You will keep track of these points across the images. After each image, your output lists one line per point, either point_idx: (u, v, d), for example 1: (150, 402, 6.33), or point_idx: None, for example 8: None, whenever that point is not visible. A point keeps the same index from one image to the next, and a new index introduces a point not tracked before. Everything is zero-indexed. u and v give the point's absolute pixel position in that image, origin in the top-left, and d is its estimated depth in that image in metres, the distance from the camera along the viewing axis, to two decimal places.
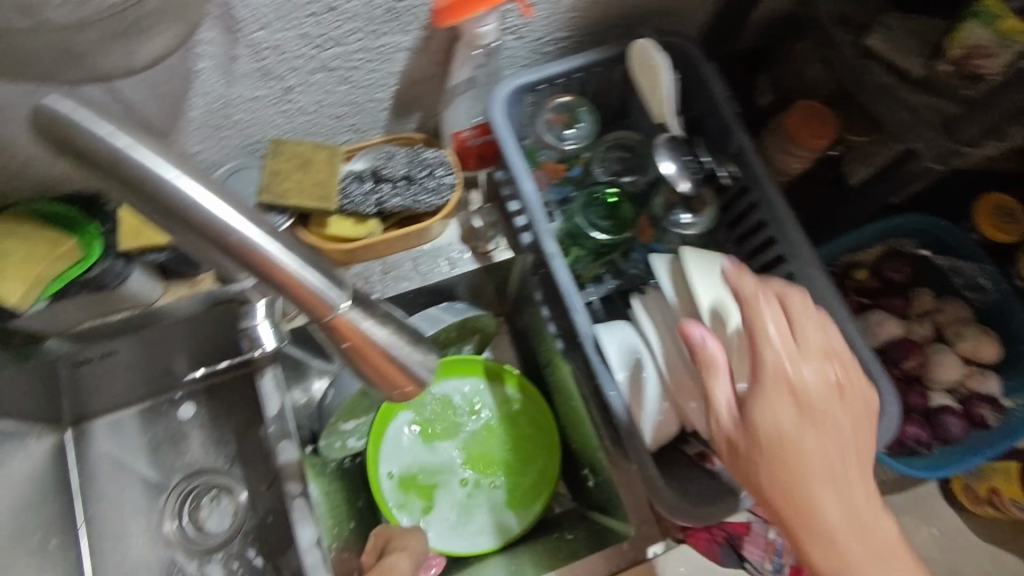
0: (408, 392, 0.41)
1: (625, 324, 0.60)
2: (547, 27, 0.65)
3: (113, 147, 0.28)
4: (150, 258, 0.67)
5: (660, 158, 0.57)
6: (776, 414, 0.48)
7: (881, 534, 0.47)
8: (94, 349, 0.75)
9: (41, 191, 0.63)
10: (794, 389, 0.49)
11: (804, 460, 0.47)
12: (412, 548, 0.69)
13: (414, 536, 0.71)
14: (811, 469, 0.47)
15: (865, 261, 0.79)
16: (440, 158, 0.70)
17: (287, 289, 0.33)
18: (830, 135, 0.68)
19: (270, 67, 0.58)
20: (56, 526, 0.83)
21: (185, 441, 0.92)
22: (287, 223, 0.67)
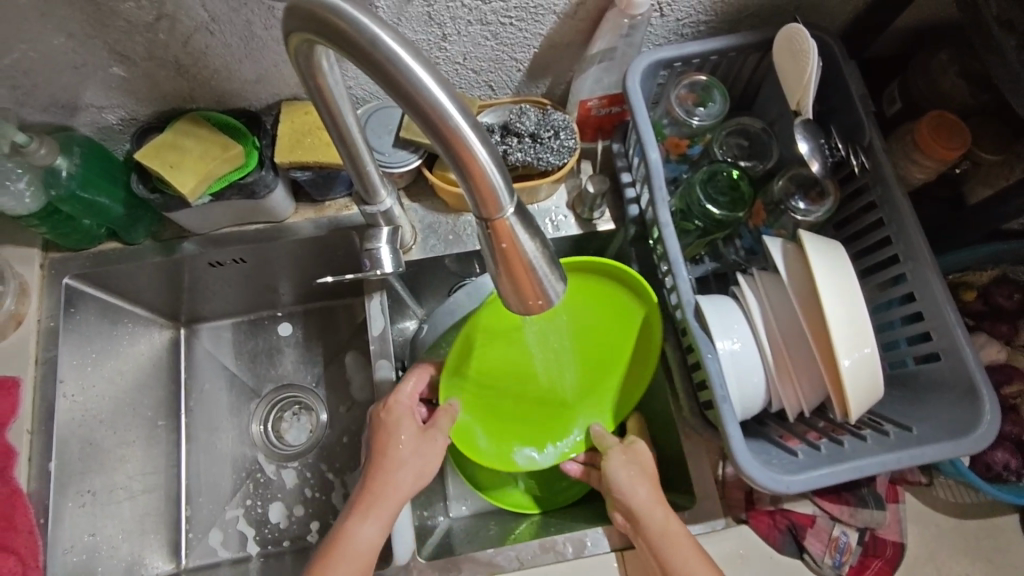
0: (534, 308, 0.43)
1: (731, 302, 0.62)
2: (690, 9, 0.67)
3: (365, 32, 0.34)
4: (294, 175, 0.72)
5: (800, 138, 0.62)
6: (645, 447, 0.69)
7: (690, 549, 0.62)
8: (224, 254, 0.82)
9: (214, 102, 0.71)
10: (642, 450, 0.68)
11: (641, 504, 0.64)
12: (381, 509, 0.62)
13: (391, 476, 0.64)
14: (651, 511, 0.63)
15: (976, 281, 0.77)
16: (566, 122, 0.74)
17: (473, 177, 0.36)
18: (961, 147, 0.67)
19: (435, 13, 0.63)
20: (163, 409, 0.90)
21: (280, 355, 0.97)
22: (417, 160, 0.74)
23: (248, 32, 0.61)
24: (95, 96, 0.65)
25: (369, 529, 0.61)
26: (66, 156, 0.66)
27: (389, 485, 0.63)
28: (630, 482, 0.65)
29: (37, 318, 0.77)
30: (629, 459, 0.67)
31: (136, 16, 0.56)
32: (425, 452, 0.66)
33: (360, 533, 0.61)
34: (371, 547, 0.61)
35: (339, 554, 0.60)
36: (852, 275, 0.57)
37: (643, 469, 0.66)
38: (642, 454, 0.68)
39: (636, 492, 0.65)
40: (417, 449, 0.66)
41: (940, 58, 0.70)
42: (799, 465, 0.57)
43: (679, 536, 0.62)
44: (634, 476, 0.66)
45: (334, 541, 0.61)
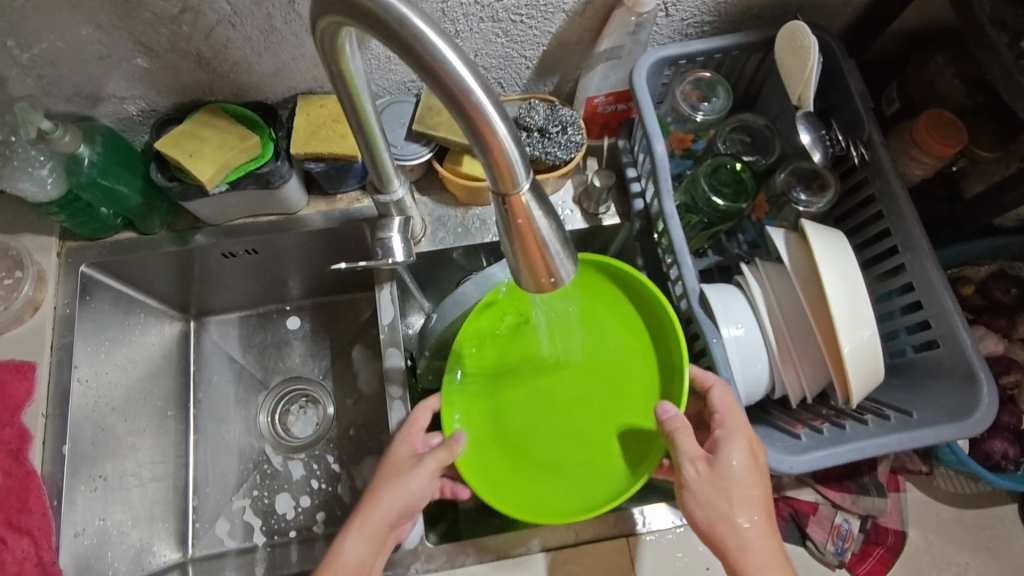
0: (544, 285, 0.44)
1: (735, 291, 0.63)
2: (695, 9, 0.69)
3: (392, 12, 0.36)
4: (308, 167, 0.74)
5: (802, 129, 0.66)
6: (740, 462, 0.55)
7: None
8: (237, 245, 0.84)
9: (232, 94, 0.73)
10: (735, 464, 0.55)
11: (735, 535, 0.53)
12: (369, 531, 0.60)
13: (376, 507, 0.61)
14: (744, 543, 0.53)
15: (973, 276, 0.79)
16: (574, 118, 0.76)
17: (491, 151, 0.38)
18: (958, 144, 0.69)
19: (449, 10, 0.65)
20: (173, 399, 0.91)
21: (288, 349, 0.97)
22: (428, 153, 0.75)
23: (269, 26, 0.63)
24: (117, 87, 0.67)
25: (355, 547, 0.59)
26: (88, 145, 0.68)
27: (374, 510, 0.61)
28: (721, 509, 0.54)
29: (54, 305, 0.78)
30: (716, 478, 0.55)
31: (162, 8, 0.58)
32: (411, 479, 0.62)
33: (346, 550, 0.59)
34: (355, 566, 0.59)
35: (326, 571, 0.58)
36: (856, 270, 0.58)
37: (739, 492, 0.54)
38: (733, 468, 0.55)
39: (728, 519, 0.54)
40: (405, 472, 0.63)
41: (937, 60, 0.73)
42: (802, 448, 0.59)
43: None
44: (723, 504, 0.54)
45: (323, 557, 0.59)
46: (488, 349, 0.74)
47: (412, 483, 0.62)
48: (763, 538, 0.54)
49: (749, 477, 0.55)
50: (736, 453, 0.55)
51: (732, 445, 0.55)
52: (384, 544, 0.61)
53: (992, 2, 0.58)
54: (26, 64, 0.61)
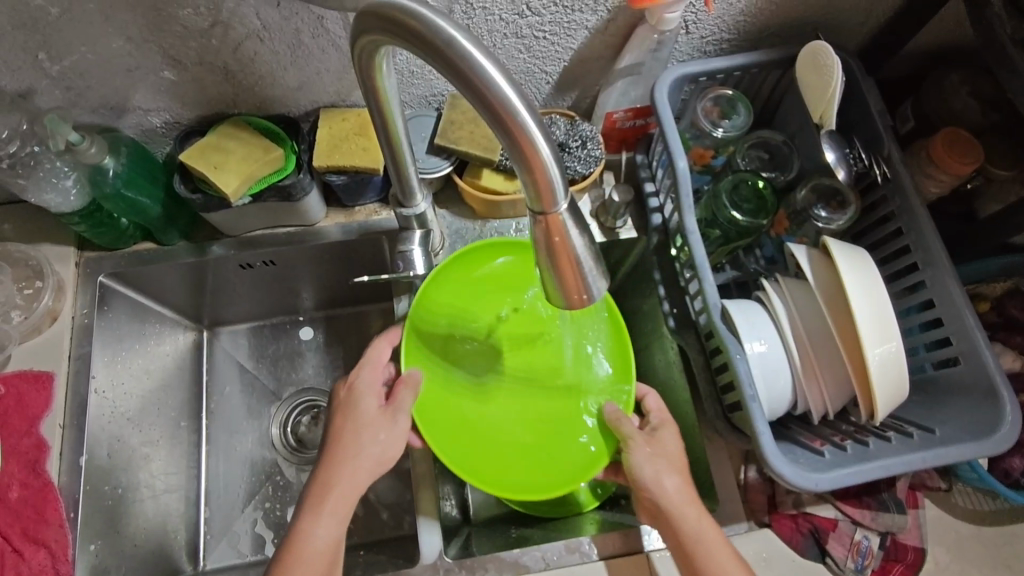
0: (576, 303, 0.44)
1: (758, 306, 0.64)
2: (715, 27, 0.70)
3: (439, 34, 0.36)
4: (329, 179, 0.75)
5: (825, 147, 0.66)
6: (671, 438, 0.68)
7: (722, 540, 0.62)
8: (255, 256, 0.83)
9: (255, 107, 0.73)
10: (670, 439, 0.67)
11: (674, 501, 0.63)
12: (333, 507, 0.63)
13: (336, 475, 0.64)
14: (682, 506, 0.63)
15: (988, 293, 0.80)
16: (594, 133, 0.77)
17: (530, 169, 0.38)
18: (975, 162, 0.70)
19: (475, 26, 0.66)
20: (187, 410, 0.90)
21: (301, 360, 0.96)
22: (449, 167, 0.76)
23: (297, 40, 0.63)
24: (143, 99, 0.68)
25: (322, 530, 0.61)
26: (113, 156, 0.68)
27: (341, 477, 0.63)
28: (659, 476, 0.64)
29: (72, 314, 0.78)
30: (654, 449, 0.66)
31: (193, 22, 0.59)
32: (377, 430, 0.66)
33: (315, 531, 0.61)
34: (327, 542, 0.61)
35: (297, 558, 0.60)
36: (869, 271, 0.59)
37: (671, 459, 0.66)
38: (667, 448, 0.67)
39: (669, 485, 0.64)
40: (371, 431, 0.66)
41: (953, 79, 0.74)
42: (826, 464, 0.59)
43: (707, 526, 0.62)
44: (663, 467, 0.65)
45: (289, 545, 0.61)
46: (509, 343, 0.81)
47: (380, 435, 0.66)
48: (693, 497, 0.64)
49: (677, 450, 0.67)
50: (668, 431, 0.68)
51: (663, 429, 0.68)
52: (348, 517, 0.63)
53: (1012, 24, 0.59)
54: (55, 76, 0.62)
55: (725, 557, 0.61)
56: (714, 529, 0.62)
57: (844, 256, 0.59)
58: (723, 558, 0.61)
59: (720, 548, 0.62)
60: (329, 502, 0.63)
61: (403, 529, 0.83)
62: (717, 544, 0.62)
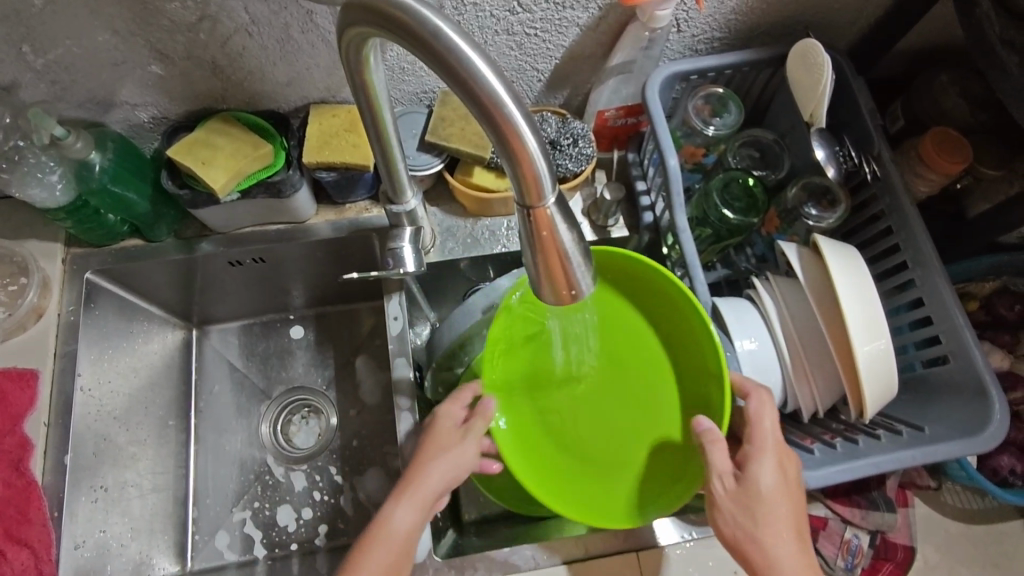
0: (565, 298, 0.44)
1: (748, 304, 0.64)
2: (706, 26, 0.70)
3: (424, 26, 0.36)
4: (319, 176, 0.74)
5: (815, 145, 0.66)
6: (773, 479, 0.54)
7: None
8: (243, 253, 0.83)
9: (244, 103, 0.73)
10: (771, 483, 0.54)
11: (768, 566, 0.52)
12: (420, 497, 0.59)
13: (425, 469, 0.60)
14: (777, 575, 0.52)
15: (977, 292, 0.80)
16: (585, 131, 0.77)
17: (518, 163, 0.38)
18: (964, 161, 0.70)
19: (465, 22, 0.65)
20: (175, 409, 0.89)
21: (291, 358, 0.96)
22: (440, 164, 0.76)
23: (285, 36, 0.63)
24: (129, 94, 0.67)
25: (407, 516, 0.57)
26: (99, 151, 0.68)
27: (423, 480, 0.59)
28: (751, 538, 0.53)
29: (58, 312, 0.77)
30: (746, 498, 0.54)
31: (180, 16, 0.58)
32: (464, 447, 0.62)
33: (396, 518, 0.57)
34: (409, 537, 0.57)
35: (381, 544, 0.56)
36: (864, 276, 0.59)
37: (770, 515, 0.53)
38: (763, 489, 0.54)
39: (763, 547, 0.53)
40: (448, 446, 0.62)
41: (941, 79, 0.74)
42: (816, 462, 0.59)
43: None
44: (758, 519, 0.53)
45: (371, 529, 0.57)
46: (505, 360, 0.69)
47: (461, 455, 0.62)
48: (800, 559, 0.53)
49: (781, 494, 0.54)
50: (770, 471, 0.54)
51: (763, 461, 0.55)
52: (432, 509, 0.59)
53: (1001, 24, 0.59)
54: (40, 70, 0.61)
55: None
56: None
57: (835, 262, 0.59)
58: None
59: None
60: (416, 496, 0.59)
61: None
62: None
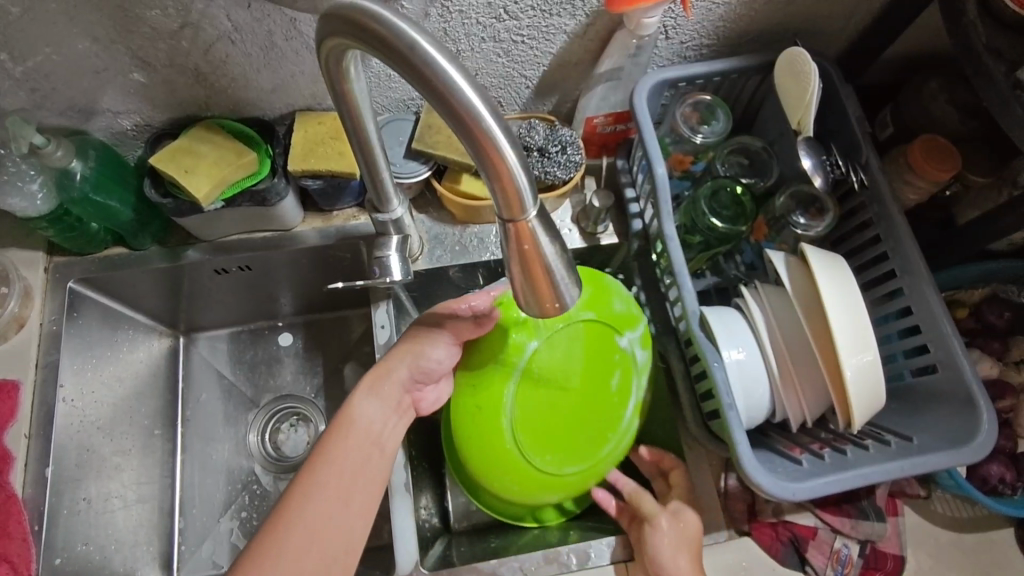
0: (548, 310, 0.44)
1: (737, 314, 0.63)
2: (694, 32, 0.69)
3: (400, 38, 0.35)
4: (305, 184, 0.73)
5: (802, 155, 0.66)
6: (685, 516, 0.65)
7: None
8: (229, 261, 0.82)
9: (229, 110, 0.72)
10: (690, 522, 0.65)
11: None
12: (385, 390, 0.64)
13: (391, 363, 0.65)
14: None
15: (967, 300, 0.80)
16: (574, 138, 0.76)
17: (498, 178, 0.37)
18: (953, 169, 0.70)
19: (451, 29, 0.65)
20: (161, 418, 0.88)
21: (279, 366, 0.95)
22: (428, 171, 0.75)
23: (269, 43, 0.62)
24: (112, 102, 0.67)
25: (371, 404, 0.63)
26: (81, 159, 0.67)
27: (388, 373, 0.65)
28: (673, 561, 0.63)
29: (40, 322, 0.76)
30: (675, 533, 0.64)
31: (161, 23, 0.58)
32: (436, 346, 0.66)
33: (360, 408, 0.63)
34: (373, 425, 0.63)
35: (347, 429, 0.61)
36: (854, 298, 0.58)
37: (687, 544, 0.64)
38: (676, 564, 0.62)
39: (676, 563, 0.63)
40: (426, 340, 0.66)
41: (930, 86, 0.73)
42: (804, 474, 0.58)
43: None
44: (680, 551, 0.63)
45: (338, 419, 0.62)
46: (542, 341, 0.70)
47: (433, 352, 0.66)
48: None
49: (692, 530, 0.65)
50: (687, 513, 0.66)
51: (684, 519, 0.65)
52: (398, 407, 0.65)
53: (988, 32, 0.59)
54: (19, 78, 0.60)
55: None
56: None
57: (826, 282, 0.58)
58: None
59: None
60: (380, 388, 0.64)
61: (381, 538, 0.81)
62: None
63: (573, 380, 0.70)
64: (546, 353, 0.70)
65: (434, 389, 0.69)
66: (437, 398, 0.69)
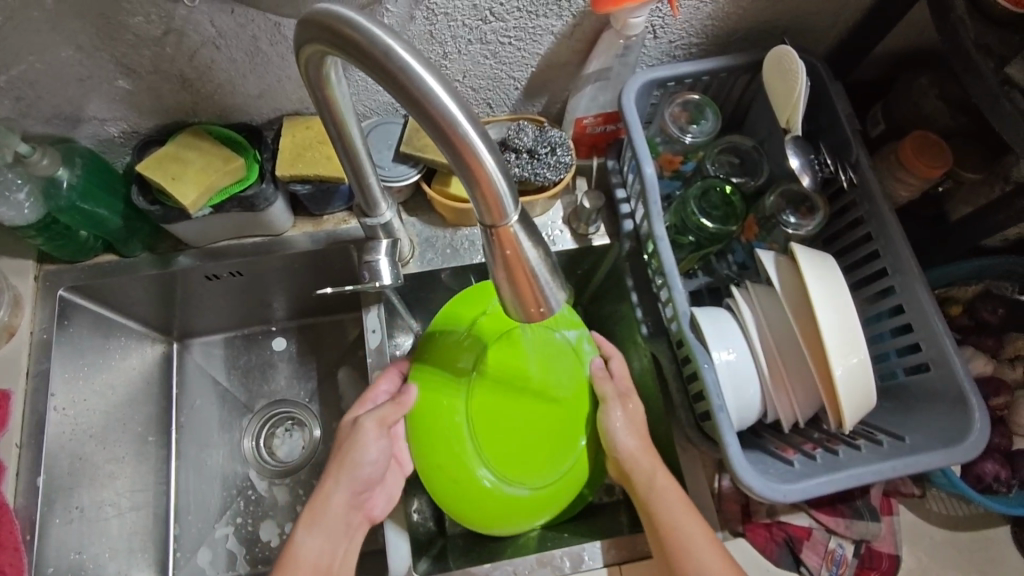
0: (533, 314, 0.43)
1: (727, 316, 0.63)
2: (682, 32, 0.69)
3: (377, 44, 0.35)
4: (294, 189, 0.73)
5: (790, 154, 0.65)
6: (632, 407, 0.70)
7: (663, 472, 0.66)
8: (220, 267, 0.82)
9: (216, 115, 0.72)
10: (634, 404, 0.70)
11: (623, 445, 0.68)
12: (326, 521, 0.64)
13: (328, 487, 0.65)
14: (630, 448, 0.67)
15: (961, 296, 0.80)
16: (563, 139, 0.76)
17: (477, 183, 0.37)
18: (944, 165, 0.70)
19: (437, 32, 0.64)
20: (154, 424, 0.88)
21: (273, 371, 0.94)
22: (416, 175, 0.75)
23: (254, 48, 0.62)
24: (98, 109, 0.66)
25: (312, 541, 0.63)
26: (67, 167, 0.67)
27: (329, 504, 0.65)
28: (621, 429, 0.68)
29: (30, 330, 0.76)
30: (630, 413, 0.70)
31: (144, 30, 0.57)
32: (366, 450, 0.66)
33: (303, 546, 0.62)
34: (321, 559, 0.63)
35: (291, 569, 0.61)
36: (844, 300, 0.58)
37: (637, 421, 0.69)
38: (627, 447, 0.68)
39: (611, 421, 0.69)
40: (359, 451, 0.66)
41: (921, 82, 0.73)
42: (796, 475, 0.58)
43: (697, 524, 0.63)
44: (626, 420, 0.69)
45: (280, 563, 0.62)
46: (506, 353, 0.72)
47: (365, 458, 0.66)
48: (678, 499, 0.65)
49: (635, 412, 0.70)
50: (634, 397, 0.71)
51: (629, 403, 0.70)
52: (343, 536, 0.65)
53: (976, 28, 0.59)
54: (3, 87, 0.60)
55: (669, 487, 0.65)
56: (695, 521, 0.63)
57: (811, 283, 0.57)
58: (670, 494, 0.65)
59: (703, 547, 0.62)
60: (318, 523, 0.64)
61: (376, 542, 0.81)
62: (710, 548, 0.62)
63: (565, 389, 0.72)
64: (537, 369, 0.72)
65: (381, 494, 0.69)
66: (388, 501, 0.70)
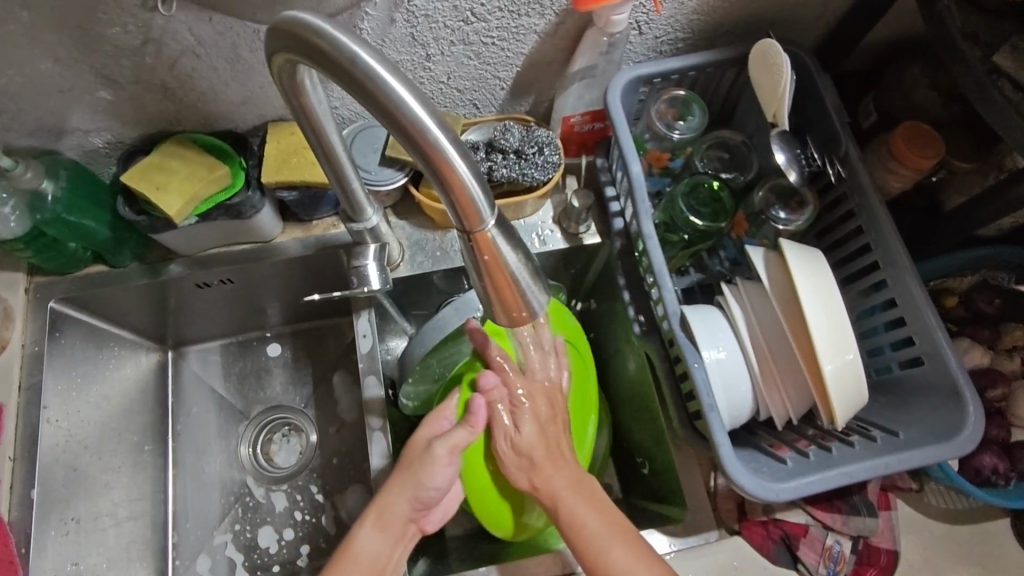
0: (517, 318, 0.43)
1: (717, 313, 0.62)
2: (668, 27, 0.68)
3: (344, 51, 0.35)
4: (280, 195, 0.73)
5: (776, 149, 0.65)
6: (530, 430, 0.65)
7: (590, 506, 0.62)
8: (211, 275, 0.81)
9: (201, 123, 0.72)
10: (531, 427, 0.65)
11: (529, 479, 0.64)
12: (387, 522, 0.63)
13: (391, 495, 0.64)
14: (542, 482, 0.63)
15: (957, 287, 0.79)
16: (550, 138, 0.75)
17: (451, 189, 0.36)
18: (935, 156, 0.69)
19: (419, 33, 0.64)
20: (150, 433, 0.88)
21: (268, 377, 0.94)
22: (403, 178, 0.74)
23: (234, 55, 0.62)
24: (81, 120, 0.66)
25: (370, 537, 0.63)
26: (51, 180, 0.67)
27: (389, 506, 0.63)
28: (528, 451, 0.64)
29: (22, 343, 0.76)
30: (530, 441, 0.65)
31: (122, 40, 0.57)
32: (435, 475, 0.65)
33: (362, 542, 0.62)
34: (375, 559, 0.62)
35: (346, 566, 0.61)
36: (834, 300, 0.57)
37: (537, 449, 0.64)
38: (545, 473, 0.63)
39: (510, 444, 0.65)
40: (427, 469, 0.64)
41: (912, 72, 0.72)
42: (788, 473, 0.58)
43: (624, 551, 0.59)
44: (522, 444, 0.65)
45: (339, 554, 0.62)
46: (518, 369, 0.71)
47: (432, 480, 0.65)
48: (604, 524, 0.61)
49: (539, 436, 0.65)
50: (529, 418, 0.65)
51: (527, 416, 0.65)
52: (401, 535, 0.64)
53: (964, 16, 0.57)
54: None
55: (592, 519, 0.61)
56: (626, 553, 0.59)
57: (800, 282, 0.57)
58: (597, 526, 0.61)
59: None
60: (380, 521, 0.63)
61: None
62: (643, 575, 0.58)
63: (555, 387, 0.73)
64: None
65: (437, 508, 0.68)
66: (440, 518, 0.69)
